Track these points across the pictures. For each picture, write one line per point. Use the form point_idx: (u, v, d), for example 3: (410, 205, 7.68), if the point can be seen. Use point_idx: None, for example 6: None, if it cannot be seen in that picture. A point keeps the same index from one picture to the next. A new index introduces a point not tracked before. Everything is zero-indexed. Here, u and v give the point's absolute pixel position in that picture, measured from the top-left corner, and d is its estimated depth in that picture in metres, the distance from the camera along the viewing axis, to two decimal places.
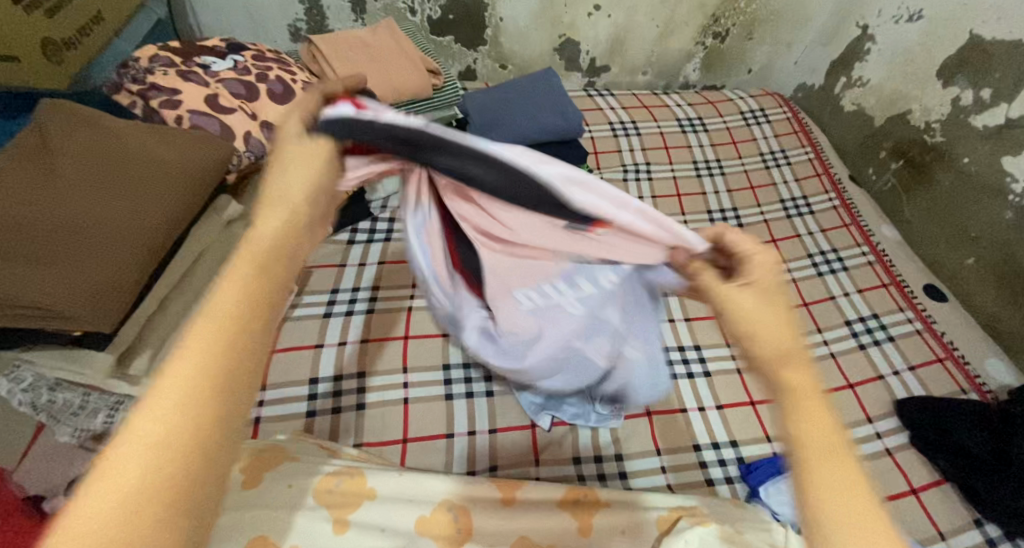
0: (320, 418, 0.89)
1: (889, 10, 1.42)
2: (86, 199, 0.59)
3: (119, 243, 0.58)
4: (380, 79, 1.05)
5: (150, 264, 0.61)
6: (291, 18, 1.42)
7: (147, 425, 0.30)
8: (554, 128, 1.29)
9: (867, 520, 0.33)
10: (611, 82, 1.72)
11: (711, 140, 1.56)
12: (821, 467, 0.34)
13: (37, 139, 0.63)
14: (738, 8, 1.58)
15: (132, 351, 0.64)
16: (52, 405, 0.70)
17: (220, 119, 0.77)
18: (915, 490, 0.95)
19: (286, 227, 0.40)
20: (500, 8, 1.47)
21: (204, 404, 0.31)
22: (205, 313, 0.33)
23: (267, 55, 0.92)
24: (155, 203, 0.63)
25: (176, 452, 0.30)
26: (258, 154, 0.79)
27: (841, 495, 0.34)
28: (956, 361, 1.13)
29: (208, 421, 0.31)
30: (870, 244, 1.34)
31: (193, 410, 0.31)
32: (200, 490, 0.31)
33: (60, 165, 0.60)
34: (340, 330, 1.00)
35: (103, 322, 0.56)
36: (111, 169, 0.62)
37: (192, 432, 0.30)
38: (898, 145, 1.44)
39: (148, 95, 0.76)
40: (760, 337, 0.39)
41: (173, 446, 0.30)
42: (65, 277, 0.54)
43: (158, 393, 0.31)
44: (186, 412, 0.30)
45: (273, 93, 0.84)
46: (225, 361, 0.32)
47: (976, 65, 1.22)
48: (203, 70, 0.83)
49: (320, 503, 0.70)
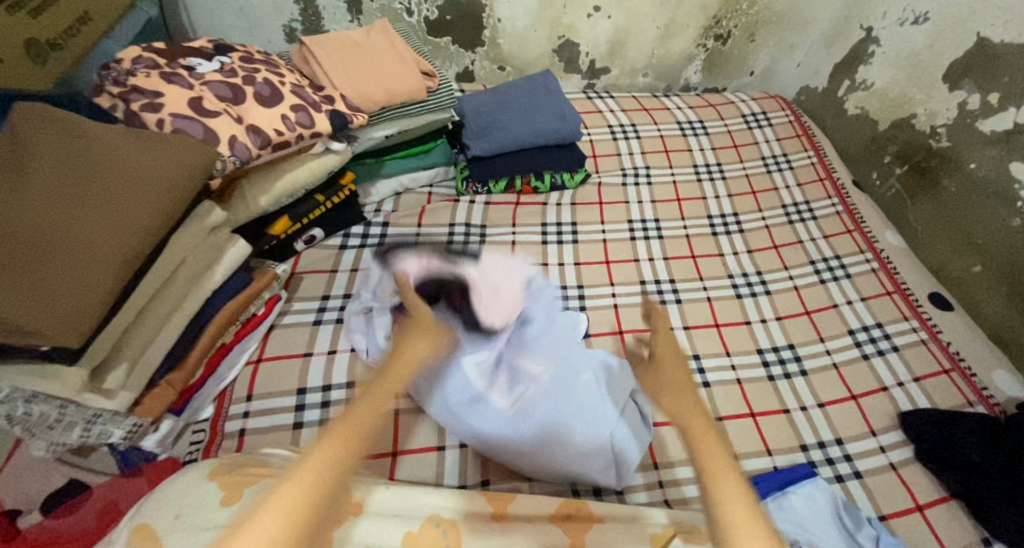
0: (307, 430, 0.86)
1: (894, 12, 1.40)
2: (53, 208, 0.56)
3: (90, 254, 0.56)
4: (373, 81, 1.03)
5: (123, 276, 0.58)
6: (285, 19, 1.40)
7: (292, 480, 0.49)
8: (552, 132, 1.26)
9: (750, 520, 0.46)
10: (610, 84, 1.69)
11: (712, 143, 1.53)
12: (720, 482, 0.48)
13: (9, 141, 0.60)
14: (740, 10, 1.55)
15: (108, 364, 0.64)
16: (29, 418, 0.66)
17: (203, 122, 0.75)
18: (921, 507, 0.92)
19: (400, 375, 0.64)
20: (497, 9, 1.44)
21: (324, 470, 0.51)
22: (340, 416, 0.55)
23: (256, 57, 0.89)
24: (131, 212, 0.60)
25: (305, 498, 0.49)
26: (243, 159, 0.77)
27: (733, 500, 0.47)
28: (962, 373, 1.10)
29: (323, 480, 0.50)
30: (874, 250, 1.31)
31: (317, 474, 0.50)
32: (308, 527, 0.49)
33: (26, 170, 0.57)
34: (330, 338, 0.98)
35: (68, 337, 0.53)
36: (85, 176, 0.60)
37: (315, 487, 0.50)
38: (903, 150, 1.41)
39: (130, 97, 0.74)
40: (671, 398, 0.57)
41: (300, 508, 0.48)
42: (28, 291, 0.52)
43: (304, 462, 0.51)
44: (313, 474, 0.50)
45: (260, 96, 0.82)
46: (344, 444, 0.53)
47: (984, 69, 1.19)
48: (188, 72, 0.80)
49: None
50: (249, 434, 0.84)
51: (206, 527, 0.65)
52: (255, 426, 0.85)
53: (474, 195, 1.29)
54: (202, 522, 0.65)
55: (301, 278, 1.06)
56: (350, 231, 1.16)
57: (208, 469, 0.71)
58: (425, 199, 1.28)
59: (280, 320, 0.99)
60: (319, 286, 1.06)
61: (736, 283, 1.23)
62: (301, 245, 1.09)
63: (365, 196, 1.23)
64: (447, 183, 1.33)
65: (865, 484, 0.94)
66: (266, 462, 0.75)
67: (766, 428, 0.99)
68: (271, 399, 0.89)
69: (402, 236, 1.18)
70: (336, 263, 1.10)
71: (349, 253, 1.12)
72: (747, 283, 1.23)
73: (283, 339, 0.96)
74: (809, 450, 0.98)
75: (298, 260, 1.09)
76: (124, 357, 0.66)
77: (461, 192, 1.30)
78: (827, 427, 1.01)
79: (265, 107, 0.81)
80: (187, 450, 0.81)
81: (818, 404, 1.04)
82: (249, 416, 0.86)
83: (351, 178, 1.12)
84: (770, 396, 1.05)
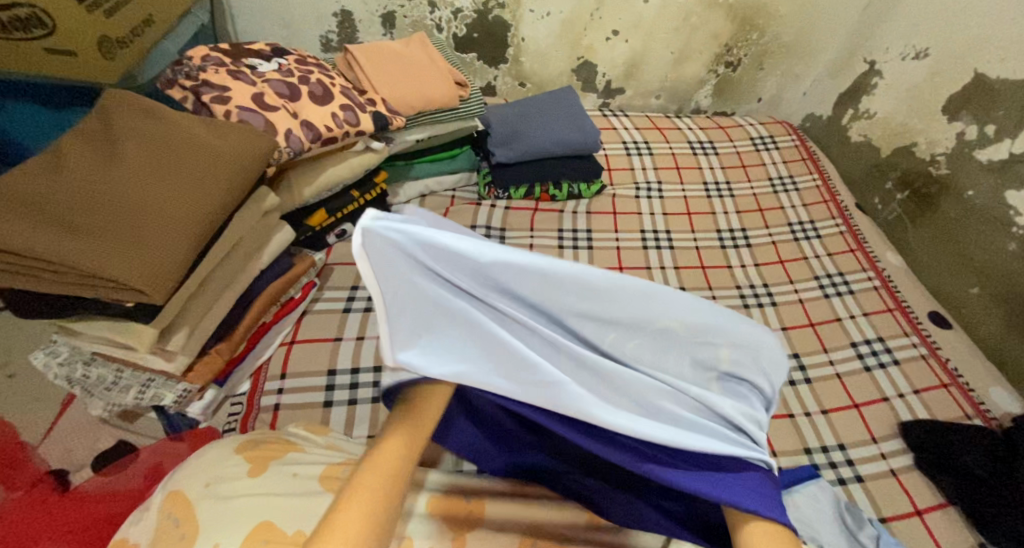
0: (336, 409, 0.90)
1: (896, 48, 1.48)
2: (137, 183, 0.63)
3: (173, 221, 0.63)
4: (410, 88, 1.11)
5: (199, 242, 0.65)
6: (323, 30, 1.49)
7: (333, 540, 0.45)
8: (572, 143, 1.33)
9: None
10: (625, 104, 1.78)
11: (721, 163, 1.60)
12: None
13: (104, 130, 0.69)
14: (751, 39, 1.64)
15: (172, 328, 0.71)
16: (87, 379, 0.75)
17: (264, 115, 0.82)
18: (920, 511, 0.96)
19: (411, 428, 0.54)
20: (522, 29, 1.53)
21: (366, 516, 0.47)
22: (363, 482, 0.49)
23: (308, 61, 0.98)
24: (206, 187, 0.67)
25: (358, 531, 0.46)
26: (297, 151, 0.84)
27: None
28: (960, 388, 1.14)
29: (364, 517, 0.47)
30: (876, 269, 1.36)
31: (354, 523, 0.46)
32: (370, 525, 0.47)
33: (118, 151, 0.66)
34: (358, 325, 1.02)
35: (155, 294, 0.60)
36: (169, 156, 0.67)
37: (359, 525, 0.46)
38: (904, 175, 1.48)
39: (201, 90, 0.82)
40: None
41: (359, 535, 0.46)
42: (122, 252, 0.59)
43: (345, 514, 0.46)
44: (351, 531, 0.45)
45: (313, 95, 0.90)
46: (381, 495, 0.49)
47: (980, 102, 1.27)
48: (251, 70, 0.89)
49: (326, 488, 0.67)
50: (284, 409, 0.89)
51: (231, 496, 0.64)
52: (290, 402, 0.90)
53: (495, 199, 1.36)
54: (231, 488, 0.65)
55: (332, 268, 1.12)
56: None
57: (236, 445, 0.72)
58: (448, 202, 1.34)
59: (313, 307, 1.04)
60: (348, 277, 1.11)
61: (743, 292, 1.29)
62: (333, 238, 1.15)
63: (393, 196, 1.30)
64: (469, 189, 1.40)
65: (866, 487, 0.98)
66: (287, 440, 0.76)
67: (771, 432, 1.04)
68: (304, 378, 0.93)
69: None
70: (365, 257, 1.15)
71: None
72: (754, 294, 1.29)
73: (315, 323, 1.01)
74: (813, 453, 1.02)
75: (330, 252, 1.15)
76: (185, 323, 0.72)
77: (483, 196, 1.36)
78: (830, 433, 1.06)
79: (318, 105, 0.89)
80: (227, 420, 0.87)
81: (822, 411, 1.09)
82: (284, 393, 0.91)
83: (384, 177, 1.19)
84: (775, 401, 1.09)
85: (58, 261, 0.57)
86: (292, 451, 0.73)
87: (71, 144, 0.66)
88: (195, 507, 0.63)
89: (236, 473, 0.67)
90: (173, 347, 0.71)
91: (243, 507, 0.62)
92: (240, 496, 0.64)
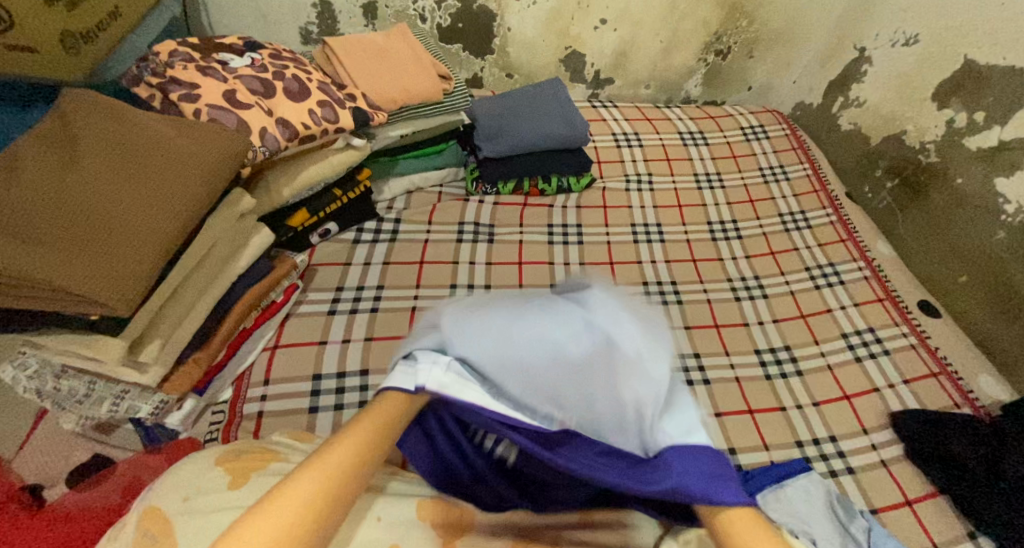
0: (321, 415, 0.87)
1: (885, 34, 1.46)
2: (104, 192, 0.60)
3: (140, 230, 0.60)
4: (391, 81, 1.07)
5: (168, 250, 0.62)
6: (302, 21, 1.44)
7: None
8: (559, 136, 1.30)
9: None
10: (614, 94, 1.75)
11: (711, 153, 1.58)
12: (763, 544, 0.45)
13: (64, 131, 0.65)
14: (740, 26, 1.61)
15: (143, 339, 0.68)
16: (58, 392, 0.72)
17: (236, 114, 0.79)
18: (910, 502, 0.95)
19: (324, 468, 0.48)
20: (508, 19, 1.50)
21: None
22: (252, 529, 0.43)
23: (283, 55, 0.94)
24: (176, 192, 0.64)
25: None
26: (272, 150, 0.80)
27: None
28: (949, 377, 1.14)
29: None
30: (866, 259, 1.35)
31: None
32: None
33: (82, 156, 0.62)
34: (344, 327, 0.99)
35: (121, 307, 0.58)
36: (133, 160, 0.64)
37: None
38: (892, 164, 1.47)
39: (168, 88, 0.79)
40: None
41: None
42: (85, 264, 0.56)
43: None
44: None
45: (289, 91, 0.86)
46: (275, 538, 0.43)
47: (970, 88, 1.26)
48: (222, 66, 0.85)
49: None
50: (267, 416, 0.86)
51: (209, 511, 0.61)
52: (272, 409, 0.87)
53: (483, 195, 1.33)
54: (206, 503, 0.62)
55: (315, 269, 1.09)
56: (363, 227, 1.19)
57: (214, 457, 0.69)
58: (435, 198, 1.31)
59: (296, 309, 1.01)
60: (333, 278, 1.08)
61: (734, 285, 1.28)
62: (316, 238, 1.13)
63: (378, 193, 1.26)
64: (456, 184, 1.37)
65: (858, 480, 0.98)
66: (271, 449, 0.73)
67: (764, 426, 1.03)
68: (289, 383, 0.90)
69: (413, 233, 1.20)
70: (349, 257, 1.13)
71: (362, 247, 1.15)
72: (745, 287, 1.27)
73: (299, 327, 0.98)
74: (804, 446, 1.01)
75: (313, 252, 1.12)
76: (157, 333, 0.70)
77: (471, 192, 1.33)
78: (821, 426, 1.05)
79: (294, 101, 0.85)
80: (208, 429, 0.85)
81: (814, 403, 1.08)
82: (267, 399, 0.88)
83: (368, 174, 1.15)
84: (765, 394, 1.08)
85: (13, 274, 0.54)
86: (274, 461, 0.70)
87: (26, 147, 0.63)
88: (168, 524, 0.60)
89: (214, 487, 0.64)
90: (145, 358, 0.68)
91: (221, 523, 0.60)
92: (216, 512, 0.61)
